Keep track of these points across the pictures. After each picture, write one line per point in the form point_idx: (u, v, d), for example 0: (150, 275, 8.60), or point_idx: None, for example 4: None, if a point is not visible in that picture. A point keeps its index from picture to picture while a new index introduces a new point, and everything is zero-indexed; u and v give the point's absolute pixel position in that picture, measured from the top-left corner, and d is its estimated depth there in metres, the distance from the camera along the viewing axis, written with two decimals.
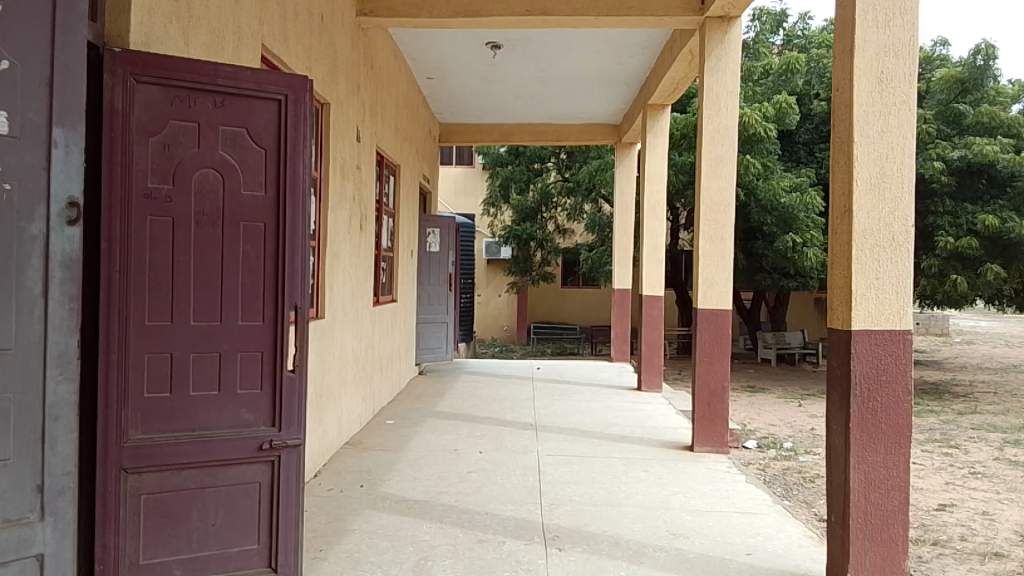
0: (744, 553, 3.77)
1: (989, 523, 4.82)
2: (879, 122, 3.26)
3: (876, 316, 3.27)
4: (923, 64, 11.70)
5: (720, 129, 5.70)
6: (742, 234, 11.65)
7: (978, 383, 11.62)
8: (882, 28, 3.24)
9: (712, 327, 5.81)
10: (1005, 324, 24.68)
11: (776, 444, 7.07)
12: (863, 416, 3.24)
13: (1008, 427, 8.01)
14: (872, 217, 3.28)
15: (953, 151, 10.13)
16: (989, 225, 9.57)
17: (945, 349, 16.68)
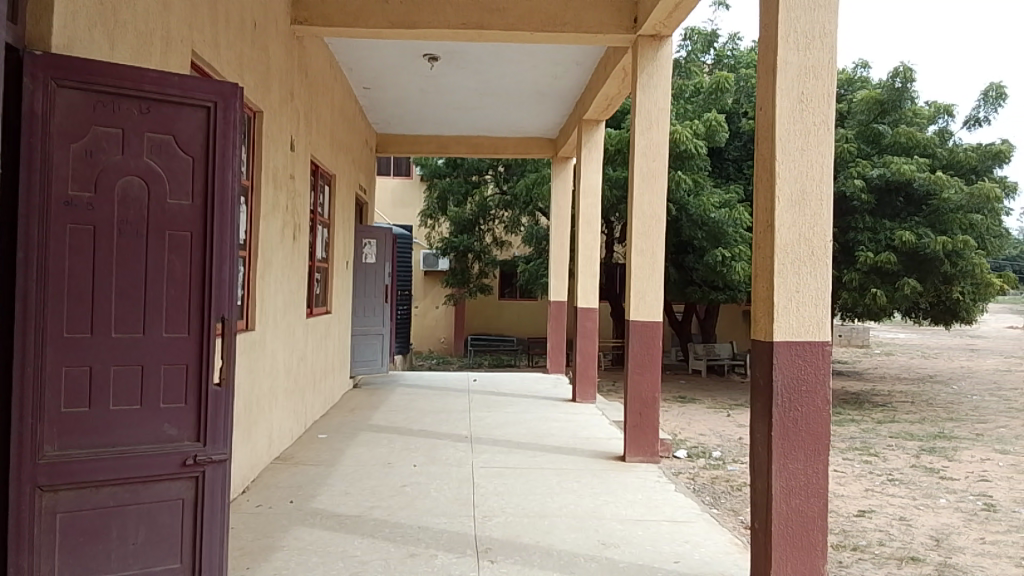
0: (672, 561, 3.83)
1: (905, 528, 5.02)
2: (800, 140, 3.39)
3: (797, 327, 3.39)
4: (845, 85, 12.19)
5: (653, 145, 5.83)
6: (674, 248, 11.92)
7: (896, 392, 12.11)
8: (803, 50, 3.37)
9: (644, 338, 5.91)
10: (920, 336, 25.83)
11: (705, 454, 7.22)
12: (784, 423, 3.34)
13: (923, 435, 8.37)
14: (793, 232, 3.40)
15: (872, 169, 10.54)
16: (906, 242, 10.00)
17: (865, 361, 17.34)
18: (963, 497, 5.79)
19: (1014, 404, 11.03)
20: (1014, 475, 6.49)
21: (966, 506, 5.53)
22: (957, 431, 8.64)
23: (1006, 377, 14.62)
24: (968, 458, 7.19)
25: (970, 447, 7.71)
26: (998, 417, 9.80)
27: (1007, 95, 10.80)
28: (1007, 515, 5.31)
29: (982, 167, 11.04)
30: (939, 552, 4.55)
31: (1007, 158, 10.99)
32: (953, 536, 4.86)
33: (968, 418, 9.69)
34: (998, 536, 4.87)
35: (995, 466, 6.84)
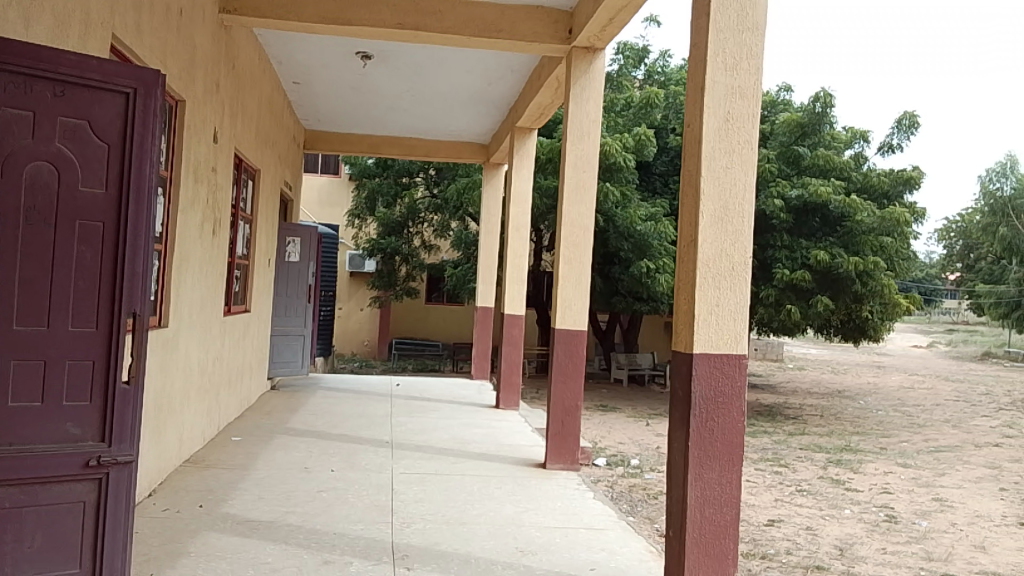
0: (588, 569, 3.86)
1: (812, 537, 5.20)
2: (724, 158, 3.47)
3: (716, 340, 3.46)
4: (768, 107, 12.62)
5: (583, 156, 5.89)
6: (600, 259, 12.08)
7: (807, 405, 12.57)
8: (731, 70, 3.46)
9: (568, 347, 5.95)
10: (830, 352, 26.93)
11: (624, 462, 7.32)
12: (701, 434, 3.41)
13: (831, 448, 8.71)
14: (715, 247, 3.48)
15: (791, 190, 10.93)
16: (820, 261, 10.41)
17: (778, 375, 17.94)
18: (866, 508, 6.04)
19: (914, 419, 11.60)
20: (913, 488, 6.81)
21: (869, 517, 5.76)
22: (861, 445, 9.02)
23: (908, 393, 15.36)
24: (871, 471, 7.52)
25: (874, 460, 8.05)
26: (900, 432, 10.28)
27: (918, 124, 11.35)
28: (906, 526, 5.57)
29: (893, 191, 11.55)
30: (843, 562, 4.72)
31: (917, 184, 11.50)
32: (857, 546, 5.05)
33: (873, 432, 10.13)
34: (897, 546, 5.09)
35: (896, 479, 7.16)
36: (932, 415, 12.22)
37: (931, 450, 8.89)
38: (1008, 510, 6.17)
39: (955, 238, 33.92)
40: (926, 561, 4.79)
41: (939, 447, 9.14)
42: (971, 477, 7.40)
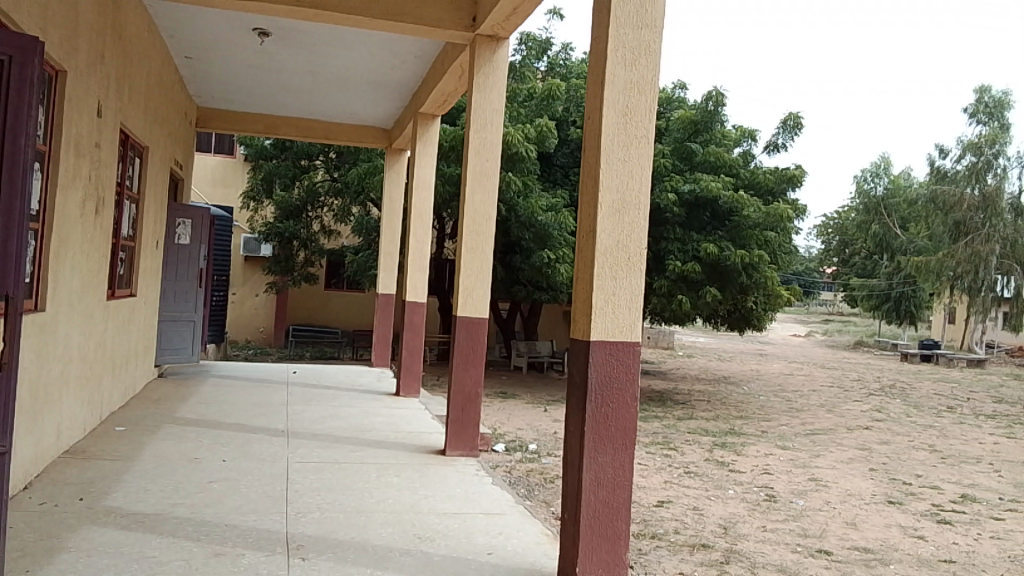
0: (486, 553, 3.92)
1: (698, 517, 5.45)
2: (622, 151, 3.57)
3: (611, 328, 3.57)
4: (664, 103, 13.02)
5: (486, 145, 5.91)
6: (502, 247, 12.17)
7: (696, 391, 13.12)
8: (630, 65, 3.56)
9: (469, 334, 5.98)
10: (718, 341, 28.16)
11: (521, 448, 7.44)
12: (596, 419, 3.52)
13: (716, 431, 9.13)
14: (612, 238, 3.57)
15: (684, 184, 11.31)
16: (710, 253, 10.85)
17: (670, 362, 18.61)
18: (748, 489, 6.37)
19: (793, 405, 12.31)
20: (792, 469, 7.24)
21: (751, 497, 6.10)
22: (744, 429, 9.50)
23: (788, 379, 16.26)
24: (754, 453, 7.93)
25: (756, 443, 8.50)
26: (780, 416, 10.89)
27: (802, 125, 11.96)
28: (785, 505, 5.92)
29: (778, 189, 12.15)
30: (726, 539, 4.98)
31: (799, 183, 12.16)
32: (739, 524, 5.33)
33: (755, 416, 10.68)
34: (776, 524, 5.41)
35: (776, 461, 7.59)
36: (809, 400, 13.00)
37: (808, 433, 9.46)
38: (875, 488, 6.65)
39: (834, 233, 36.04)
40: (802, 537, 5.11)
41: (815, 430, 9.73)
42: (843, 458, 7.93)
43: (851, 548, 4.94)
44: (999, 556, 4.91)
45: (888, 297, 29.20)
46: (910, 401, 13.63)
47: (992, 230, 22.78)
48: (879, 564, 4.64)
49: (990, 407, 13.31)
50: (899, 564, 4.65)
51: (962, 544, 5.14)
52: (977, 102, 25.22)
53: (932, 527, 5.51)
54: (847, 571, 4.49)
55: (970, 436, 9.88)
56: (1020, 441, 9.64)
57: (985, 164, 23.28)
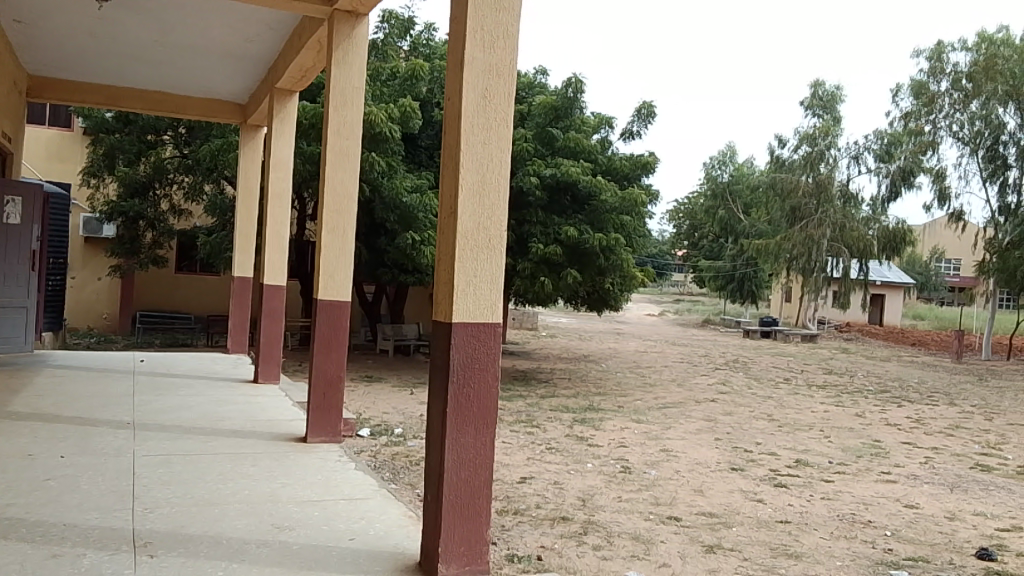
0: (347, 539, 3.86)
1: (558, 490, 5.63)
2: (481, 133, 3.57)
3: (473, 309, 3.57)
4: (525, 88, 13.17)
5: (346, 123, 5.76)
6: (366, 228, 11.96)
7: (557, 370, 13.49)
8: (488, 48, 3.56)
9: (330, 318, 5.84)
10: (579, 321, 29.01)
11: (387, 431, 7.38)
12: (458, 400, 3.54)
13: (577, 408, 9.43)
14: (473, 220, 3.57)
15: (546, 168, 11.47)
16: (570, 236, 11.14)
17: (532, 342, 19.04)
18: (605, 461, 6.64)
19: (648, 380, 12.92)
20: (645, 441, 7.59)
21: (608, 469, 6.36)
22: (602, 404, 9.86)
23: (643, 357, 17.04)
24: (611, 427, 8.26)
25: (613, 418, 8.84)
26: (636, 391, 11.39)
27: (655, 114, 12.46)
28: (639, 475, 6.22)
29: (633, 174, 12.64)
30: (585, 511, 5.17)
31: (652, 169, 12.72)
32: (597, 496, 5.55)
33: (612, 392, 11.12)
34: (631, 494, 5.67)
35: (631, 434, 7.94)
36: (661, 375, 13.69)
37: (660, 407, 9.95)
38: (720, 457, 7.10)
39: (685, 218, 37.97)
40: (654, 506, 5.39)
41: (667, 404, 10.26)
42: (691, 429, 8.41)
43: (699, 513, 5.26)
44: (827, 514, 5.37)
45: (733, 278, 31.13)
46: (752, 374, 14.64)
47: (823, 215, 24.76)
48: (723, 527, 4.98)
49: (819, 378, 14.53)
50: (741, 527, 5.00)
51: (796, 505, 5.59)
52: (812, 96, 27.20)
53: (770, 490, 5.97)
54: (694, 535, 4.78)
55: (803, 405, 10.74)
56: (845, 409, 10.58)
57: (818, 154, 25.36)
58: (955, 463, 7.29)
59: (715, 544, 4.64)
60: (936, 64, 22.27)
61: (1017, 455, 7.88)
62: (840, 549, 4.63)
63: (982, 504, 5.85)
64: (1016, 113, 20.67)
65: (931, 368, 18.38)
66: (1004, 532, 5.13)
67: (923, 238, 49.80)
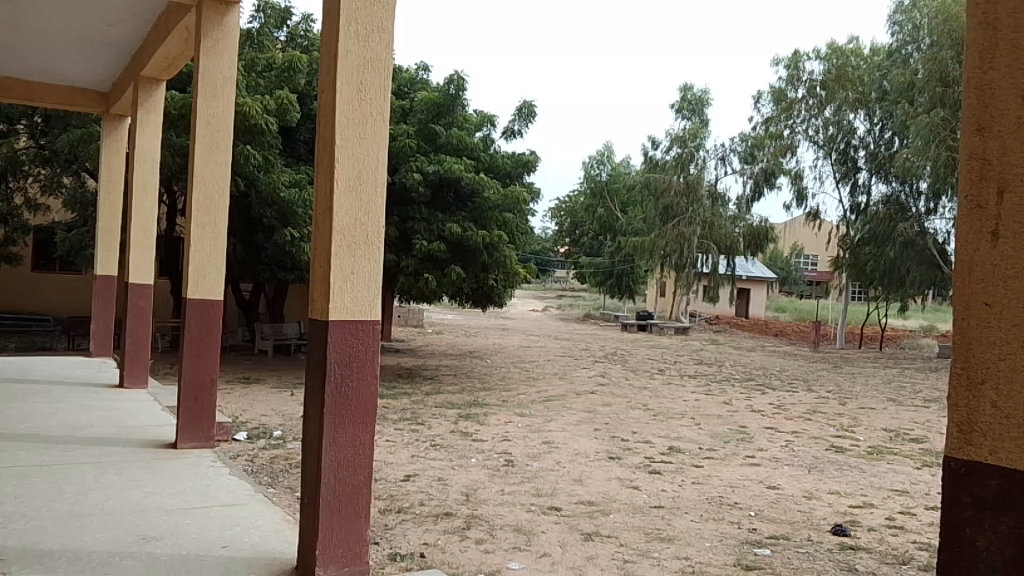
0: (220, 547, 3.73)
1: (442, 487, 5.65)
2: (356, 128, 3.52)
3: (351, 307, 3.52)
4: (407, 84, 13.08)
5: (216, 114, 5.55)
6: (242, 224, 11.54)
7: (442, 366, 13.48)
8: (362, 42, 3.52)
9: (201, 318, 5.62)
10: (464, 317, 29.07)
11: (265, 434, 7.16)
12: (336, 399, 3.49)
13: (461, 404, 9.47)
14: (349, 216, 3.52)
15: (429, 165, 11.41)
16: (453, 233, 11.16)
17: (417, 339, 18.94)
18: (489, 456, 6.71)
19: (531, 374, 13.13)
20: (528, 434, 7.72)
21: (491, 463, 6.43)
22: (487, 399, 9.96)
23: (527, 351, 17.31)
24: (495, 422, 8.35)
25: (497, 412, 8.94)
26: (519, 386, 11.56)
27: (535, 113, 12.66)
28: (521, 468, 6.32)
29: (515, 172, 12.81)
30: (468, 506, 5.21)
31: (533, 168, 12.93)
32: (480, 490, 5.61)
33: (496, 387, 11.24)
34: (513, 486, 5.76)
35: (514, 428, 8.06)
36: (544, 369, 13.96)
37: (543, 400, 10.14)
38: (599, 447, 7.32)
39: (566, 215, 38.78)
40: (536, 497, 5.50)
41: (549, 397, 10.46)
42: (572, 421, 8.62)
43: (578, 502, 5.41)
44: (698, 498, 5.65)
45: (612, 273, 32.07)
46: (629, 366, 15.15)
47: (693, 213, 25.88)
48: (600, 514, 5.14)
49: (691, 368, 15.23)
50: (618, 513, 5.18)
51: (669, 490, 5.84)
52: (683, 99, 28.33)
53: (645, 477, 6.21)
54: (574, 524, 4.91)
55: (677, 395, 11.22)
56: (716, 397, 11.13)
57: (688, 155, 26.43)
58: (812, 445, 7.83)
59: (593, 531, 4.79)
60: (794, 72, 23.66)
61: (866, 436, 8.56)
62: (709, 531, 4.88)
63: (836, 482, 6.32)
64: (865, 119, 22.29)
65: (793, 357, 19.63)
66: (856, 508, 5.56)
67: (783, 236, 53.10)
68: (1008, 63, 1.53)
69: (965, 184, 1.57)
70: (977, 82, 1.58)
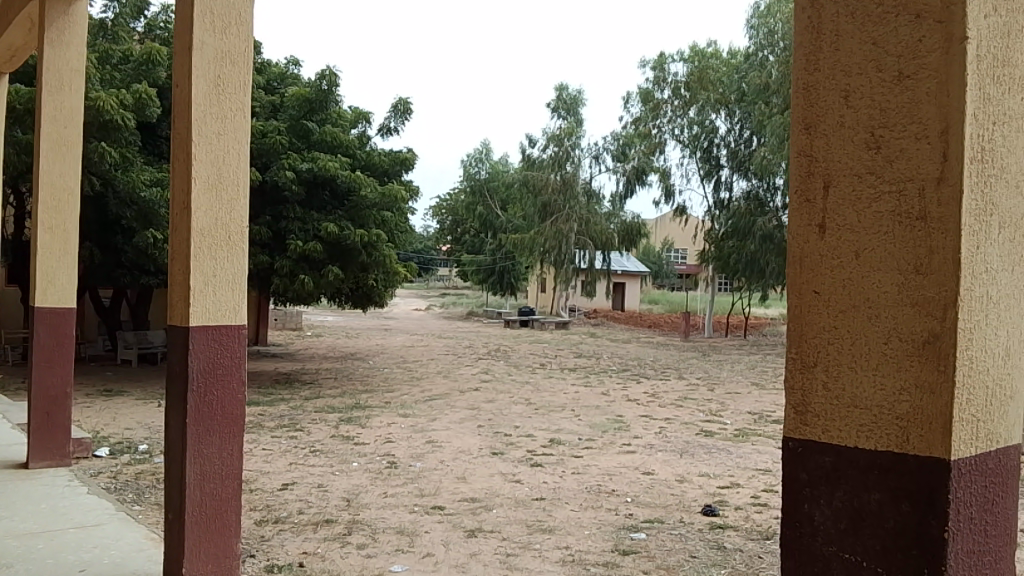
0: (77, 571, 3.49)
1: (322, 494, 5.51)
2: (215, 125, 3.37)
3: (213, 311, 3.38)
4: (277, 79, 12.69)
5: (65, 108, 5.18)
6: (100, 227, 10.87)
7: (322, 370, 13.17)
8: (218, 33, 3.37)
9: (51, 328, 5.25)
10: (345, 319, 28.49)
11: (130, 449, 6.77)
12: (200, 410, 3.34)
13: (342, 408, 9.28)
14: (208, 216, 3.37)
15: (301, 163, 11.08)
16: (329, 232, 10.90)
17: (296, 342, 18.40)
18: (371, 459, 6.62)
19: (414, 374, 13.02)
20: (411, 434, 7.66)
21: (373, 466, 6.34)
22: (369, 402, 9.80)
23: (410, 351, 17.18)
24: (377, 424, 8.24)
25: (379, 414, 8.82)
26: (402, 386, 11.45)
27: (411, 111, 12.56)
28: (404, 469, 6.27)
29: (392, 170, 12.66)
30: (349, 511, 5.11)
31: (412, 165, 12.82)
32: (362, 494, 5.52)
33: (379, 389, 11.09)
34: (395, 488, 5.70)
35: (396, 429, 7.99)
36: (427, 368, 13.89)
37: (426, 400, 10.09)
38: (482, 443, 7.36)
39: (447, 214, 38.77)
40: (418, 497, 5.47)
41: (432, 396, 10.42)
42: (455, 419, 8.62)
43: (461, 500, 5.43)
44: (577, 487, 5.78)
45: (493, 271, 32.26)
46: (512, 362, 15.31)
47: (570, 210, 26.46)
48: (483, 510, 5.18)
49: (571, 362, 15.56)
50: (500, 508, 5.23)
51: (549, 482, 5.94)
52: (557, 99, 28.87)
53: (526, 470, 6.30)
54: (456, 522, 4.92)
55: (557, 387, 11.44)
56: (595, 389, 11.43)
57: (564, 154, 27.00)
58: (683, 431, 8.17)
59: (475, 527, 4.81)
60: (659, 74, 24.57)
61: (733, 419, 9.02)
62: (588, 519, 5.00)
63: (705, 465, 6.62)
64: (726, 119, 23.47)
65: (665, 347, 20.42)
66: (724, 489, 5.84)
67: (655, 231, 55.10)
68: (831, 65, 1.63)
69: (794, 181, 1.68)
70: (803, 83, 1.68)
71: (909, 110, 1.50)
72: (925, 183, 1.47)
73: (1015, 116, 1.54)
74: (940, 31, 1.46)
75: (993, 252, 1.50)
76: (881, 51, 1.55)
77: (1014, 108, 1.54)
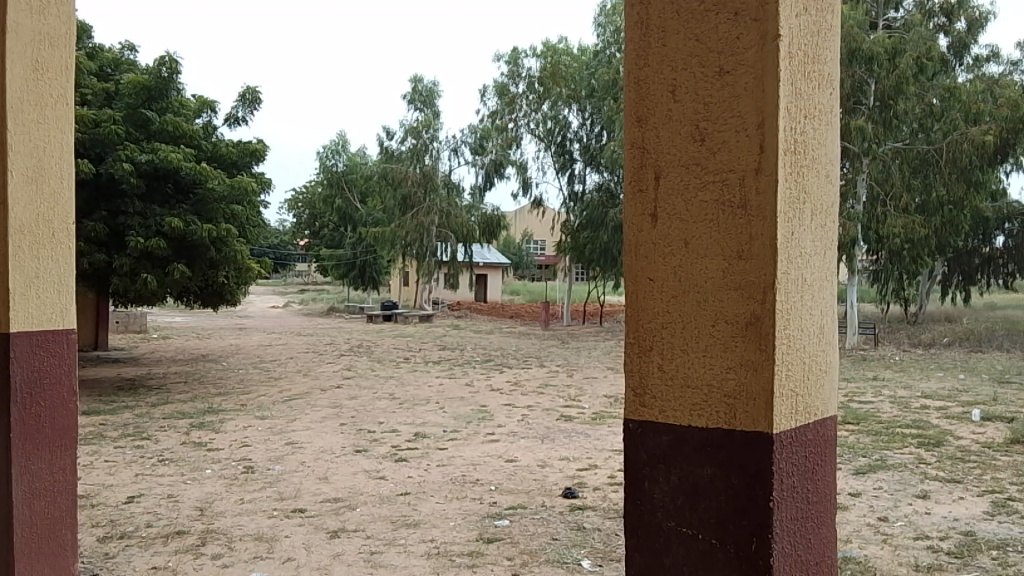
0: None
1: (172, 504, 5.21)
2: (33, 111, 3.07)
3: (38, 316, 3.09)
4: (111, 65, 11.81)
5: None
6: None
7: (171, 374, 12.45)
8: (36, 12, 3.06)
9: None
10: (195, 319, 27.02)
11: None
12: (25, 423, 3.07)
13: (193, 413, 8.82)
14: (28, 211, 3.07)
15: (140, 154, 10.36)
16: (174, 228, 10.27)
17: (141, 346, 17.29)
18: (226, 464, 6.33)
19: (271, 374, 12.57)
20: (269, 437, 7.39)
21: (229, 472, 6.06)
22: (223, 405, 9.36)
23: (266, 351, 16.58)
24: (231, 428, 7.88)
25: (234, 418, 8.45)
26: (259, 387, 11.02)
27: (260, 100, 12.06)
28: (261, 473, 6.03)
29: (241, 162, 12.12)
30: (202, 521, 4.86)
31: (262, 157, 12.33)
32: (216, 502, 5.26)
33: (233, 391, 10.62)
34: (253, 494, 5.48)
35: (253, 432, 7.68)
36: (285, 367, 13.45)
37: (284, 400, 9.74)
38: (345, 441, 7.21)
39: (303, 207, 37.59)
40: (278, 501, 5.28)
41: (292, 395, 10.08)
42: (316, 418, 8.41)
43: (323, 500, 5.29)
44: (442, 480, 5.79)
45: (354, 265, 31.68)
46: (375, 357, 15.08)
47: (430, 203, 26.27)
48: (346, 509, 5.07)
49: (434, 354, 15.56)
50: (364, 506, 5.14)
51: (414, 476, 5.91)
52: (414, 91, 28.63)
53: (390, 466, 6.23)
54: (318, 523, 4.79)
55: (421, 381, 11.40)
56: (458, 380, 11.50)
57: (422, 146, 26.84)
58: (544, 417, 8.36)
59: (338, 528, 4.70)
60: (514, 68, 25.01)
61: (590, 403, 9.33)
62: (452, 510, 5.01)
63: (565, 449, 6.80)
64: (578, 114, 24.08)
65: (527, 336, 20.80)
66: (583, 471, 6.04)
67: (516, 223, 56.09)
68: (659, 59, 1.70)
69: (629, 170, 1.74)
70: (634, 76, 1.74)
71: (730, 104, 1.59)
72: (746, 173, 1.56)
73: (824, 110, 1.66)
74: (756, 29, 1.56)
75: (806, 236, 1.62)
76: (703, 48, 1.63)
77: (823, 103, 1.67)
